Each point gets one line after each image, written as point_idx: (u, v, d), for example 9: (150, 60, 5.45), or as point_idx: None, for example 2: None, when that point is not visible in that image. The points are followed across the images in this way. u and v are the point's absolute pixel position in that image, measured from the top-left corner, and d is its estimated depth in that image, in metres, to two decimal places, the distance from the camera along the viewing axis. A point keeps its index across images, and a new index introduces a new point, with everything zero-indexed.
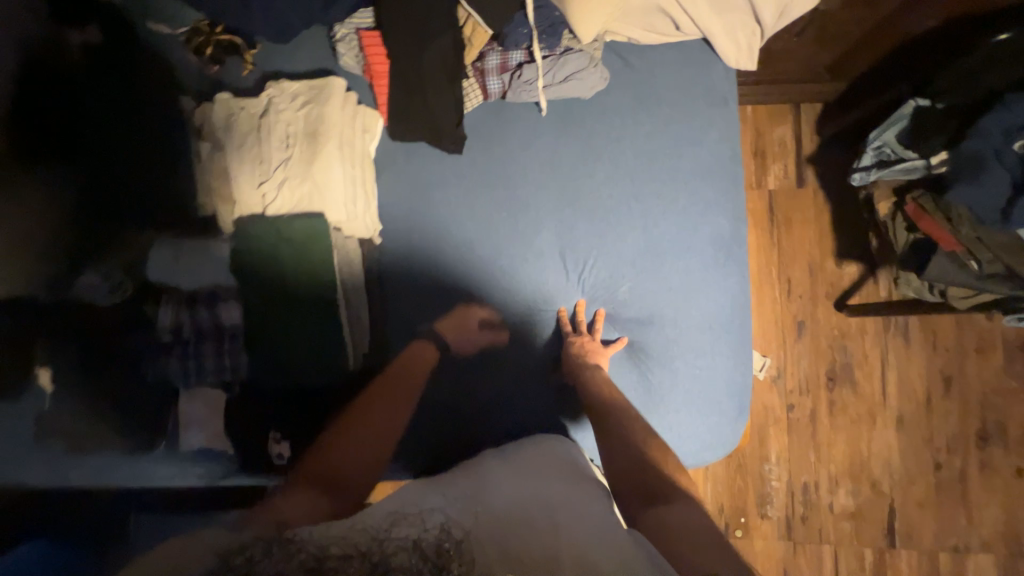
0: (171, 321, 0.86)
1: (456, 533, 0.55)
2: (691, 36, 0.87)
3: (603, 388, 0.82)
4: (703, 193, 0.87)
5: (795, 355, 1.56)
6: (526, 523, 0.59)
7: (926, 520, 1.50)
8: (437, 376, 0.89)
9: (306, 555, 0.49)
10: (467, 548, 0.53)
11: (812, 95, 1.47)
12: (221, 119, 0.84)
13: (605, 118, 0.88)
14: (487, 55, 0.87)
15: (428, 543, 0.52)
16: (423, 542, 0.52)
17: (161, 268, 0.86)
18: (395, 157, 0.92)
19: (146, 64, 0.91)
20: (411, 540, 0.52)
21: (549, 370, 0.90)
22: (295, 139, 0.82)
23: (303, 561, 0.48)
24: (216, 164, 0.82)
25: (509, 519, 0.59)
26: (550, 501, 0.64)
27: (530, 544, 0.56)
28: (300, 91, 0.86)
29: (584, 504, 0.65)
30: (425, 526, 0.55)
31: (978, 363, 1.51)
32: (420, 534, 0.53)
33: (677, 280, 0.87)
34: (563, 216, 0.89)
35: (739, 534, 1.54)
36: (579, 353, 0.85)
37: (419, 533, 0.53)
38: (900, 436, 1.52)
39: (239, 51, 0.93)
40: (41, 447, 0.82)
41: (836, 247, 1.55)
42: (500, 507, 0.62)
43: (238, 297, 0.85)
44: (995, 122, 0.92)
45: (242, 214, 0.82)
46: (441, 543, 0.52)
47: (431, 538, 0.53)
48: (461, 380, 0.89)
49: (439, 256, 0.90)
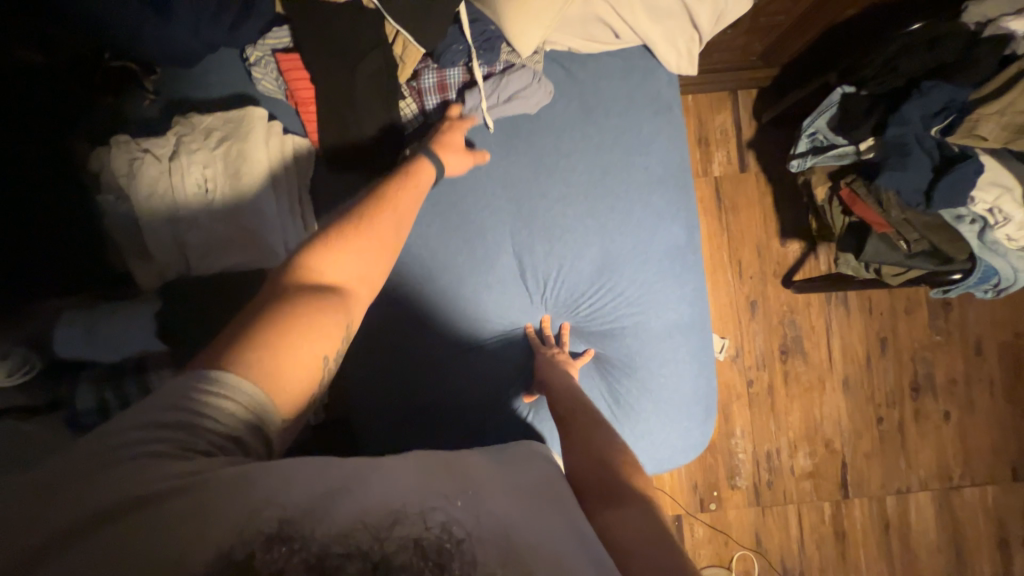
0: (94, 400, 0.72)
1: (463, 529, 0.47)
2: (631, 44, 0.85)
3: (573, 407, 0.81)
4: (656, 205, 0.87)
5: (750, 333, 1.64)
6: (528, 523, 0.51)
7: (873, 469, 1.64)
8: (405, 418, 0.84)
9: (307, 553, 0.40)
10: (469, 549, 0.45)
11: (747, 82, 1.52)
12: (121, 164, 0.73)
13: (551, 132, 0.85)
14: (422, 73, 0.82)
15: (430, 542, 0.44)
16: (426, 540, 0.44)
17: (76, 345, 0.74)
18: (327, 185, 0.81)
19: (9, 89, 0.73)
20: (412, 539, 0.44)
21: (522, 393, 0.87)
22: (214, 182, 0.74)
23: (305, 560, 0.40)
24: (126, 219, 0.74)
25: (508, 507, 0.52)
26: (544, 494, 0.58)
27: (531, 536, 0.49)
28: (215, 125, 0.77)
29: (571, 501, 0.59)
30: (427, 522, 0.46)
31: (907, 323, 1.65)
32: (422, 532, 0.45)
33: (638, 291, 0.87)
34: (519, 237, 0.86)
35: (713, 507, 1.63)
36: (550, 371, 0.82)
37: (421, 531, 0.45)
38: (846, 397, 1.65)
39: (136, 77, 0.81)
40: None
41: (779, 227, 1.63)
42: (501, 499, 0.53)
43: (172, 363, 0.75)
44: (916, 109, 0.97)
45: (169, 272, 0.76)
46: (442, 543, 0.44)
47: (433, 538, 0.45)
48: (431, 421, 0.84)
49: (390, 291, 0.84)
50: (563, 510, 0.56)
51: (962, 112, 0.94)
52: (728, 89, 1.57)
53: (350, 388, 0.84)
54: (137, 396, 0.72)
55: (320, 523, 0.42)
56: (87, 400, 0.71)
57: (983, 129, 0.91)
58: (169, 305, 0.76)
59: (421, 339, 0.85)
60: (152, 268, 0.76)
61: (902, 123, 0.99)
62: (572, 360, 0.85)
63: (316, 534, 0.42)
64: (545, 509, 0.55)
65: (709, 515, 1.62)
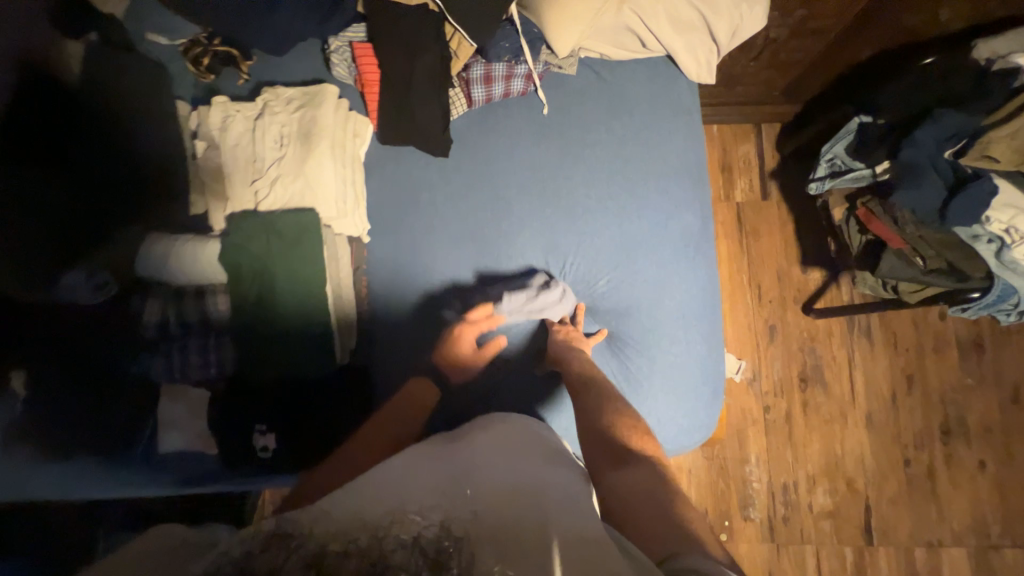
0: (158, 315, 0.84)
1: (452, 530, 0.52)
2: (656, 53, 0.96)
3: (583, 375, 0.84)
4: (672, 192, 0.94)
5: (768, 358, 1.63)
6: (516, 506, 0.57)
7: (900, 515, 1.54)
8: (422, 371, 0.91)
9: (307, 551, 0.49)
10: (468, 544, 0.51)
11: (770, 115, 1.62)
12: (216, 119, 0.87)
13: (581, 125, 0.96)
14: (472, 66, 0.93)
15: (427, 539, 0.51)
16: (423, 538, 0.51)
17: (152, 264, 0.83)
18: (383, 162, 0.97)
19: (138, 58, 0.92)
20: (409, 537, 0.51)
21: (535, 363, 0.94)
22: (288, 140, 0.86)
23: (304, 557, 0.47)
24: (211, 163, 0.85)
25: (499, 504, 0.57)
26: (543, 490, 0.60)
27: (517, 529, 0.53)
28: (294, 97, 0.90)
29: (572, 494, 0.62)
30: (425, 522, 0.53)
31: (936, 361, 1.60)
32: (415, 531, 0.52)
33: (652, 272, 0.92)
34: (545, 216, 0.94)
35: (724, 538, 1.56)
36: (564, 341, 0.89)
37: (419, 530, 0.52)
38: (870, 434, 1.58)
39: (235, 62, 0.98)
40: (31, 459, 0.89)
41: (800, 254, 1.65)
42: (493, 494, 0.59)
43: (226, 293, 0.84)
44: (928, 134, 1.03)
45: (234, 209, 0.84)
46: (440, 541, 0.50)
47: (431, 535, 0.52)
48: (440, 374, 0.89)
49: (424, 253, 0.94)
50: (557, 506, 0.58)
51: (975, 136, 1.00)
52: (752, 122, 1.67)
53: (378, 338, 0.92)
54: (196, 314, 0.84)
55: (325, 528, 0.52)
56: (153, 313, 0.83)
57: (994, 151, 0.96)
58: (227, 238, 0.82)
59: (443, 306, 0.93)
60: (221, 208, 0.85)
61: (917, 147, 1.04)
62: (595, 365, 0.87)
63: (319, 535, 0.51)
64: (540, 502, 0.58)
65: None
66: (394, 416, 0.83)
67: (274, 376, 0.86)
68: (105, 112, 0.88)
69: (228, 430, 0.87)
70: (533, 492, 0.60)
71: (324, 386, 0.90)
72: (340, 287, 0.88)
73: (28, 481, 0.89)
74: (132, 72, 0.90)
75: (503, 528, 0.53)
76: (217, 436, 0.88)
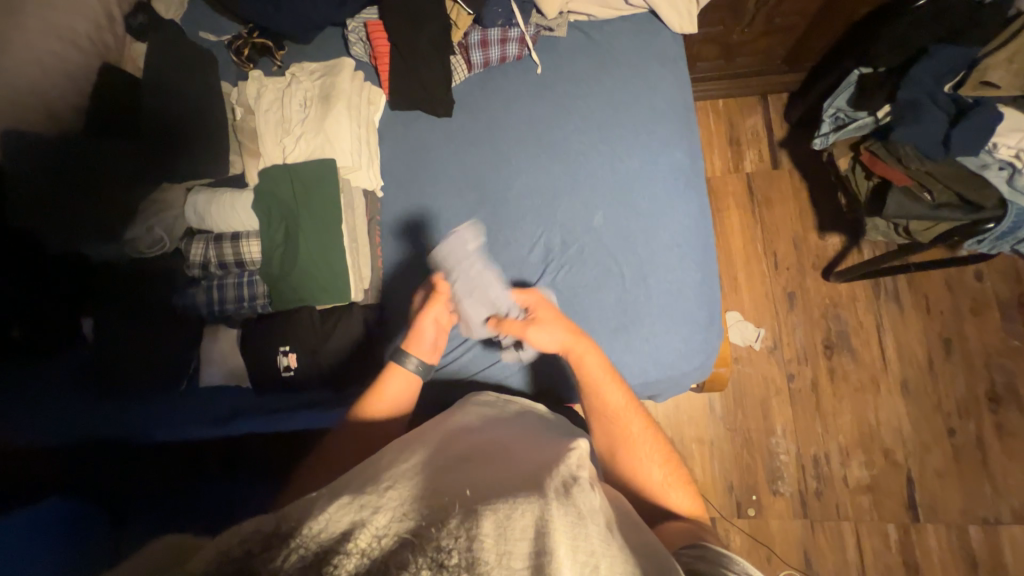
0: (202, 257, 0.95)
1: (454, 523, 0.49)
2: (639, 9, 1.03)
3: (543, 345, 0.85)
4: (660, 133, 0.99)
5: (790, 325, 1.59)
6: (512, 493, 0.54)
7: (949, 489, 1.43)
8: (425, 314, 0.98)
9: (305, 551, 0.45)
10: (468, 537, 0.47)
11: (774, 85, 1.65)
12: (252, 92, 1.01)
13: (572, 79, 1.03)
14: (470, 34, 1.04)
15: (426, 537, 0.48)
16: (420, 538, 0.47)
17: (199, 210, 0.95)
18: (394, 125, 1.07)
19: (184, 42, 1.07)
20: (406, 534, 0.48)
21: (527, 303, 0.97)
22: (311, 103, 0.99)
23: (302, 558, 0.44)
24: (247, 127, 0.99)
25: (496, 494, 0.55)
26: (538, 476, 0.58)
27: (520, 516, 0.50)
28: (317, 70, 1.03)
29: (570, 476, 0.58)
30: (423, 519, 0.50)
31: (976, 324, 1.51)
32: (416, 526, 0.49)
33: (645, 205, 0.95)
34: (540, 161, 1.01)
35: (751, 513, 1.49)
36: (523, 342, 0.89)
37: (417, 528, 0.49)
38: (907, 403, 1.50)
39: (270, 52, 1.11)
40: (96, 392, 1.05)
41: (817, 220, 1.63)
42: (489, 487, 0.57)
43: (259, 236, 0.95)
44: (925, 71, 1.04)
45: (267, 164, 0.98)
46: (439, 539, 0.47)
47: (429, 530, 0.49)
48: (407, 365, 0.85)
49: (430, 202, 1.03)
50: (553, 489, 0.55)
51: (971, 68, 1.01)
52: (757, 94, 1.70)
53: (391, 278, 1.01)
54: (232, 256, 0.95)
55: (321, 524, 0.48)
56: (198, 254, 0.94)
57: (993, 77, 0.96)
58: (260, 187, 0.95)
59: None
60: (255, 165, 0.98)
61: (914, 85, 1.05)
62: (602, 381, 0.81)
63: (317, 532, 0.47)
64: (542, 490, 0.54)
65: (747, 522, 1.48)
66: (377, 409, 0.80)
67: (295, 300, 0.95)
68: (153, 91, 1.02)
69: (257, 357, 0.95)
70: (530, 479, 0.58)
71: (342, 325, 0.96)
72: (356, 234, 0.97)
73: (94, 413, 1.04)
74: (181, 54, 1.05)
75: (503, 512, 0.51)
76: (249, 359, 0.95)
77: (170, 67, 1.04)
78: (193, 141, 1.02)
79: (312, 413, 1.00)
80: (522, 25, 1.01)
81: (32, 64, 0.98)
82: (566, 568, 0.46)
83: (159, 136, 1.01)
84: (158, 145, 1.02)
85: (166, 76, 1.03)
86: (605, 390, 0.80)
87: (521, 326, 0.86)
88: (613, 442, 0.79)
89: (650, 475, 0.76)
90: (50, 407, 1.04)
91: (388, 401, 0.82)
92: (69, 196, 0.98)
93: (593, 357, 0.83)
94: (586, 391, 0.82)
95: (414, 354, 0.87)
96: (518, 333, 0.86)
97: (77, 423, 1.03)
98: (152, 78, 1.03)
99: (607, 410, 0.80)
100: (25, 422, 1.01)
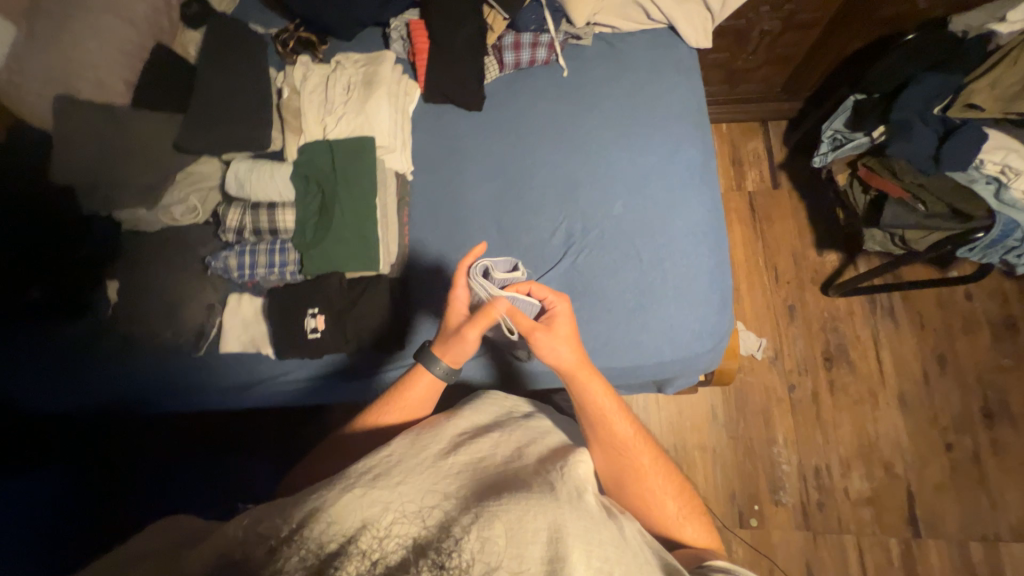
0: (237, 221, 0.99)
1: (461, 523, 0.53)
2: (659, 24, 1.13)
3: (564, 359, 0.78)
4: (677, 130, 1.06)
5: (790, 337, 1.63)
6: (523, 494, 0.58)
7: (947, 504, 1.44)
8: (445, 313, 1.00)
9: (309, 554, 0.48)
10: (467, 542, 0.51)
11: (775, 112, 1.77)
12: (299, 76, 1.08)
13: (596, 81, 1.12)
14: (504, 36, 1.13)
15: (428, 541, 0.52)
16: (423, 542, 0.51)
17: (238, 178, 0.99)
18: (426, 115, 1.14)
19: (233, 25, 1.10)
20: (409, 539, 0.52)
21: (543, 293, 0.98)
22: (354, 87, 1.05)
23: (309, 563, 0.48)
24: (292, 105, 1.06)
25: (507, 494, 0.58)
26: (550, 478, 0.63)
27: (532, 518, 0.55)
28: (360, 60, 1.10)
29: (581, 483, 0.64)
30: (426, 522, 0.54)
31: (967, 341, 1.57)
32: (421, 531, 0.53)
33: (663, 195, 1.01)
34: (564, 153, 1.07)
35: (754, 523, 1.48)
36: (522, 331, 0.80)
37: (419, 531, 0.53)
38: (904, 416, 1.53)
39: (313, 47, 1.16)
40: (112, 356, 1.05)
41: (816, 238, 1.71)
42: (495, 487, 0.60)
43: (294, 206, 0.99)
44: (915, 95, 1.14)
45: (307, 141, 1.03)
46: (441, 539, 0.52)
47: (432, 535, 0.52)
48: (434, 370, 0.84)
49: (457, 186, 1.08)
50: (565, 493, 0.61)
51: (957, 92, 1.11)
52: (759, 120, 1.82)
53: (415, 256, 1.05)
54: (267, 223, 0.98)
55: (323, 525, 0.51)
56: (234, 218, 0.98)
57: (976, 99, 1.07)
58: (300, 160, 1.00)
59: (473, 229, 1.05)
60: (296, 142, 1.04)
61: (906, 107, 1.15)
62: (612, 411, 0.78)
63: (317, 533, 0.50)
64: (551, 493, 0.59)
65: (749, 533, 1.47)
66: (397, 403, 0.83)
67: (325, 266, 0.97)
68: (204, 65, 1.04)
69: (283, 319, 0.97)
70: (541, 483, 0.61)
71: (368, 294, 0.98)
72: (386, 209, 1.00)
73: (101, 377, 1.05)
74: (232, 35, 1.09)
75: (516, 515, 0.55)
76: (274, 321, 0.97)
77: (225, 46, 1.07)
78: (232, 110, 1.02)
79: (321, 386, 1.04)
80: (552, 32, 1.11)
81: (89, 37, 1.04)
82: (577, 572, 0.51)
83: (197, 106, 1.01)
84: (197, 116, 1.01)
85: (217, 54, 1.06)
86: (614, 421, 0.78)
87: (530, 323, 0.79)
88: (626, 475, 0.76)
89: (666, 510, 0.76)
90: (65, 375, 1.04)
91: (411, 397, 0.83)
92: (106, 166, 1.02)
93: (597, 383, 0.80)
94: (596, 424, 0.78)
95: (445, 359, 0.85)
96: (527, 329, 0.78)
97: (84, 389, 1.04)
98: (206, 55, 1.05)
99: (620, 442, 0.77)
100: (40, 401, 1.04)
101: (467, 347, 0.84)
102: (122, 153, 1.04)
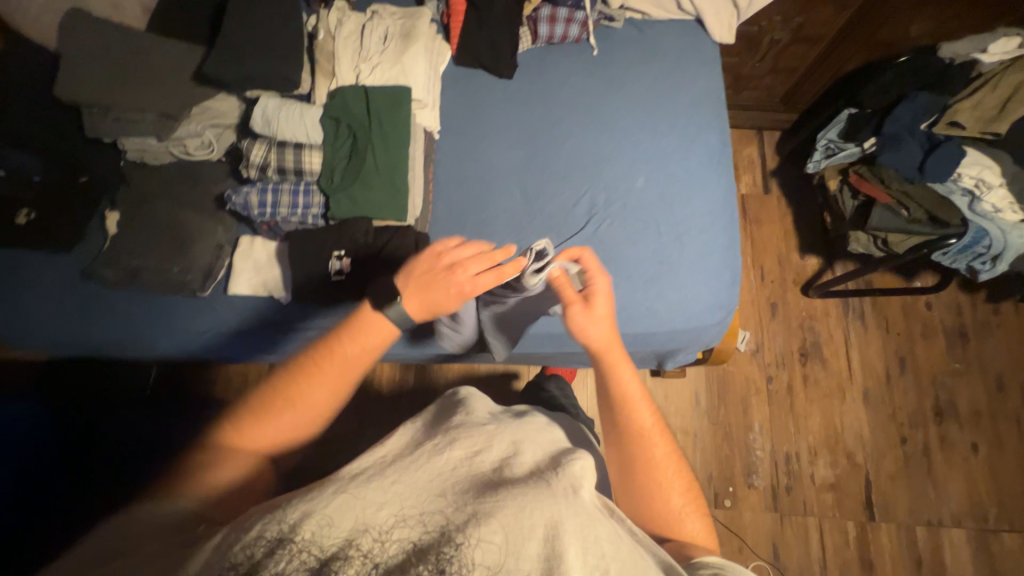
0: (262, 156, 0.96)
1: (460, 523, 0.50)
2: (688, 16, 1.19)
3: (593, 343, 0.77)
4: (697, 116, 1.12)
5: (771, 332, 1.74)
6: (516, 493, 0.54)
7: (899, 492, 1.58)
8: None
9: (307, 555, 0.45)
10: (468, 546, 0.48)
11: (771, 122, 1.88)
12: (333, 20, 1.06)
13: (624, 62, 1.16)
14: (540, 8, 1.14)
15: (424, 544, 0.48)
16: (419, 544, 0.48)
17: (264, 116, 0.97)
18: (456, 78, 1.15)
19: None
20: (410, 542, 0.48)
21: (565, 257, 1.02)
22: (391, 38, 1.05)
23: (305, 563, 0.45)
24: (324, 49, 1.04)
25: (501, 492, 0.54)
26: (543, 475, 0.58)
27: (529, 516, 0.51)
28: (397, 13, 1.10)
29: (574, 479, 0.58)
30: (424, 526, 0.50)
31: (925, 346, 1.72)
32: (421, 535, 0.49)
33: (682, 174, 1.07)
34: (590, 126, 1.11)
35: (728, 504, 1.56)
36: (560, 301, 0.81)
37: (418, 535, 0.49)
38: (867, 410, 1.66)
39: None
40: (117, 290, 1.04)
41: (799, 242, 1.82)
42: (491, 485, 0.57)
43: (322, 149, 0.98)
44: (906, 111, 1.24)
45: (337, 86, 1.02)
46: (442, 543, 0.48)
47: (428, 538, 0.49)
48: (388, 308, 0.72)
49: (483, 150, 1.10)
50: (559, 488, 0.56)
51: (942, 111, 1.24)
52: (756, 128, 1.92)
53: (438, 214, 1.06)
54: (293, 163, 0.97)
55: (322, 527, 0.48)
56: (259, 153, 0.96)
57: (959, 118, 1.21)
58: (330, 103, 0.98)
59: (497, 192, 1.07)
60: (327, 87, 1.03)
61: (896, 121, 1.25)
62: (635, 397, 0.75)
63: (311, 532, 0.47)
64: (546, 490, 0.55)
65: (723, 512, 1.55)
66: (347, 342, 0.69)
67: (350, 211, 0.96)
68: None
69: (307, 262, 0.97)
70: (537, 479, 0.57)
71: (389, 246, 0.96)
72: (415, 162, 1.01)
73: (97, 322, 1.03)
74: None
75: (512, 511, 0.51)
76: (295, 263, 0.97)
77: None
78: (262, 43, 0.98)
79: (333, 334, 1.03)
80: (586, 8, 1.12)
81: None
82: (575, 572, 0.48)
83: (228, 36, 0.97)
84: (225, 46, 0.97)
85: None
86: (637, 406, 0.74)
87: (574, 294, 0.81)
88: (635, 461, 0.72)
89: (671, 505, 0.69)
90: (59, 325, 1.03)
91: (366, 340, 0.70)
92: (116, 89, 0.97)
93: (627, 366, 0.78)
94: (614, 408, 0.75)
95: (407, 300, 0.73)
96: (568, 300, 0.80)
97: (79, 335, 1.03)
98: None
99: (638, 430, 0.73)
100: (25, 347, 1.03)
101: (442, 295, 0.75)
102: (134, 77, 0.98)
